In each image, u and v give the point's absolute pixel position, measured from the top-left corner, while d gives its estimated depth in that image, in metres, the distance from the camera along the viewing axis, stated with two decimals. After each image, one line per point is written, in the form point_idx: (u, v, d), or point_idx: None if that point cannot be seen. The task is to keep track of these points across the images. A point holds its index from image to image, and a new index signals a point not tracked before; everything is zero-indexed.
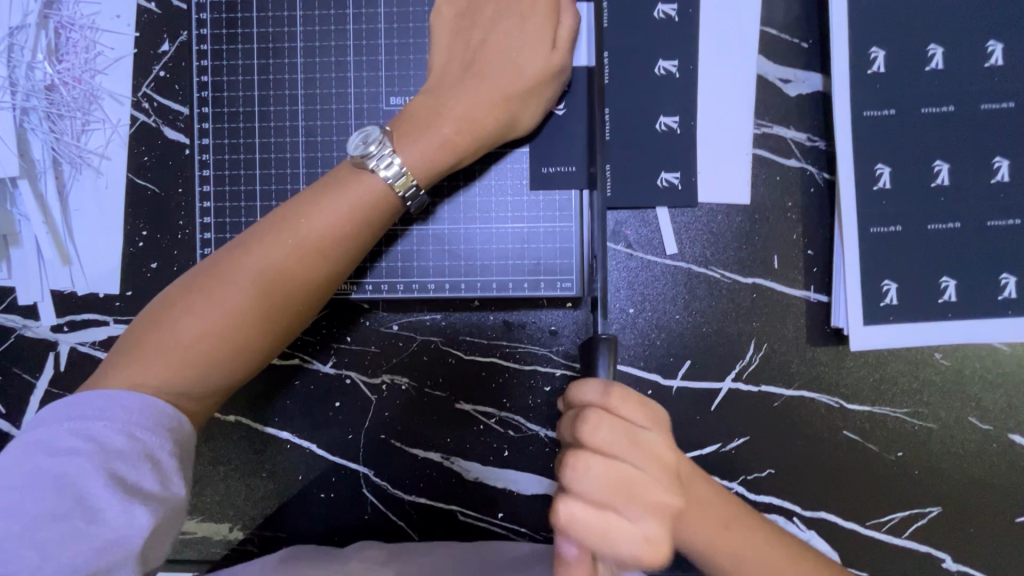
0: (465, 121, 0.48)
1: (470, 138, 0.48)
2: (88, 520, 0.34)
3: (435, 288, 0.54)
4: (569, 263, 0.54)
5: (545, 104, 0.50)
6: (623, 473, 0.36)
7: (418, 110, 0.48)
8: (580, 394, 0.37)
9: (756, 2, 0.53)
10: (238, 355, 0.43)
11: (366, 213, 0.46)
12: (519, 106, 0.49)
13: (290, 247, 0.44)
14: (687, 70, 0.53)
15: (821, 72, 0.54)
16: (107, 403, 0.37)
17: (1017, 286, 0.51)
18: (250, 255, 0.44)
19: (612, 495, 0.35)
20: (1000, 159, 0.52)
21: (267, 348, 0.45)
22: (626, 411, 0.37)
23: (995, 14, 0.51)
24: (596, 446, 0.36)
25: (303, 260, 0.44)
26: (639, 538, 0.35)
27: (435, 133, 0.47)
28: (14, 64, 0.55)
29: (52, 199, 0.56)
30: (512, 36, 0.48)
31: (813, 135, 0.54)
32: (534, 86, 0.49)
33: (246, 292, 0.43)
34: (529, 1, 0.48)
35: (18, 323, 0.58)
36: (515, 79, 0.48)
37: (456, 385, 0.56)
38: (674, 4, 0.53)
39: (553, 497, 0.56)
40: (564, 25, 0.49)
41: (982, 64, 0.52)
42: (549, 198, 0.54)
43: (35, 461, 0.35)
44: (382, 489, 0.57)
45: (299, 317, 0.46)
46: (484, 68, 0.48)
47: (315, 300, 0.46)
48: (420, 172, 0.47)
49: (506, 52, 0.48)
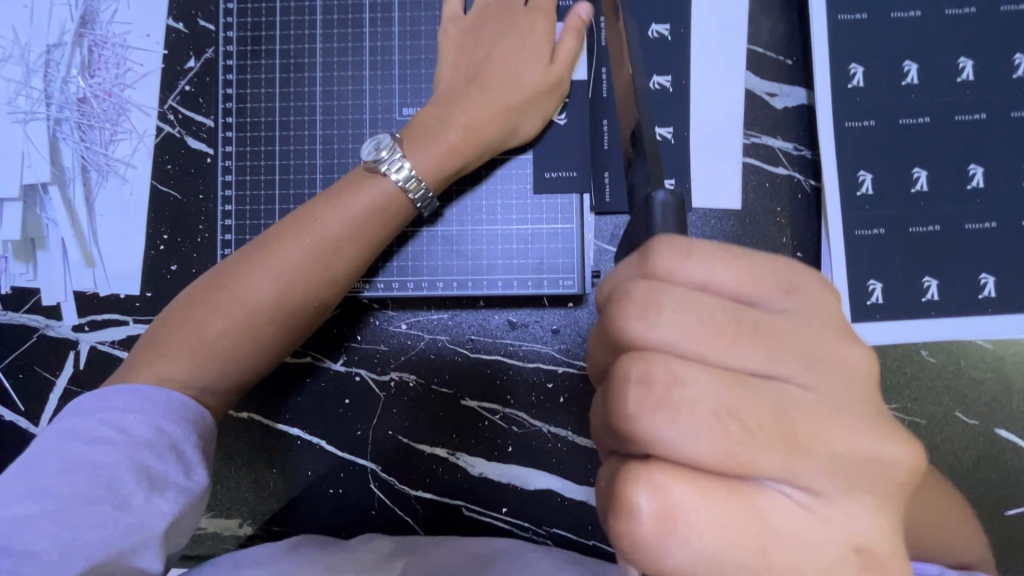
0: (468, 127, 0.51)
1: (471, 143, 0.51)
2: (116, 504, 0.35)
3: (443, 287, 0.57)
4: (571, 264, 0.56)
5: (544, 114, 0.54)
6: (742, 392, 0.25)
7: (426, 118, 0.51)
8: (624, 275, 0.28)
9: (743, 23, 0.57)
10: (258, 348, 0.46)
11: (384, 220, 0.49)
12: (520, 115, 0.53)
13: (313, 248, 0.47)
14: (680, 84, 0.57)
15: (805, 86, 0.57)
16: (138, 397, 0.40)
17: (996, 285, 0.54)
18: (280, 253, 0.47)
19: (738, 434, 0.24)
20: (974, 166, 0.55)
21: (286, 345, 0.48)
22: (710, 278, 0.27)
23: (964, 34, 0.55)
24: (672, 348, 0.26)
25: (325, 263, 0.47)
26: (835, 536, 0.25)
27: (442, 139, 0.50)
28: (49, 79, 0.59)
29: (79, 205, 0.59)
30: (514, 52, 0.53)
31: (799, 144, 0.57)
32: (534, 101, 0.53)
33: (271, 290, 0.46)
34: (529, 22, 0.54)
35: (41, 323, 0.60)
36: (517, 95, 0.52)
37: (462, 382, 0.58)
38: (667, 24, 0.58)
39: (556, 492, 0.57)
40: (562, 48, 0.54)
41: (954, 79, 0.55)
42: (552, 202, 0.57)
43: (67, 448, 0.36)
44: (389, 485, 0.58)
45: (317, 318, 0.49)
46: (488, 79, 0.52)
47: (331, 295, 0.49)
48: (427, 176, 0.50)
49: (507, 70, 0.52)
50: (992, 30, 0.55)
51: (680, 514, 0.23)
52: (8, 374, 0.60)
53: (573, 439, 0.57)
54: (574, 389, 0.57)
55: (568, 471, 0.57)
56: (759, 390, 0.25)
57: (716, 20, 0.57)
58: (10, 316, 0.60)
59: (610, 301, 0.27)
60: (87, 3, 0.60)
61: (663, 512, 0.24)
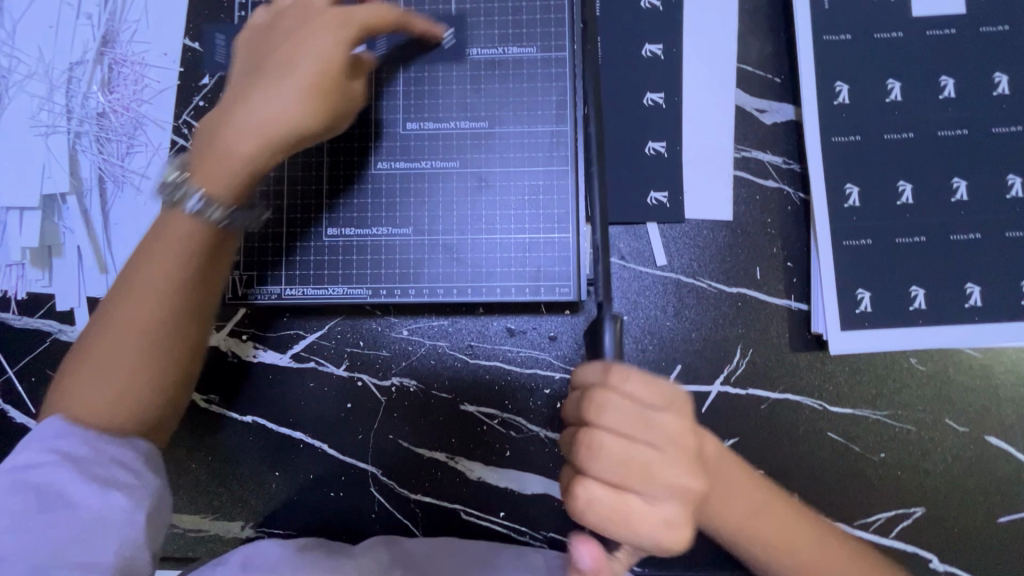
0: (263, 145, 0.46)
1: (255, 157, 0.46)
2: (73, 509, 0.38)
3: (443, 293, 0.59)
4: (567, 271, 0.58)
5: (332, 109, 0.48)
6: (637, 451, 0.40)
7: (219, 128, 0.47)
8: (584, 375, 0.42)
9: (733, 43, 0.60)
10: (137, 380, 0.43)
11: (217, 233, 0.45)
12: (315, 114, 0.47)
13: (132, 296, 0.44)
14: (673, 101, 0.60)
15: (793, 103, 0.60)
16: (60, 428, 0.41)
17: (982, 295, 0.56)
18: (116, 307, 0.44)
19: (628, 473, 0.40)
20: (958, 180, 0.57)
21: (167, 385, 0.44)
22: (629, 387, 0.41)
23: (945, 54, 0.58)
24: (607, 427, 0.41)
25: (165, 292, 0.44)
26: (659, 520, 0.40)
27: (234, 152, 0.46)
28: (71, 95, 0.62)
29: (95, 214, 0.62)
30: (306, 45, 0.48)
31: (788, 158, 0.59)
32: (281, 103, 0.46)
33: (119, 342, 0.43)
34: (309, 17, 0.49)
35: (54, 328, 0.62)
36: (325, 93, 0.47)
37: (461, 387, 0.60)
38: (660, 44, 0.60)
39: (553, 496, 0.58)
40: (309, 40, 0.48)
41: (937, 96, 0.58)
42: (549, 213, 0.59)
43: (13, 476, 0.39)
44: (389, 488, 0.59)
45: (191, 344, 0.45)
46: (279, 75, 0.47)
47: (194, 306, 0.45)
48: (224, 195, 0.45)
49: (278, 74, 0.47)
50: (972, 50, 0.58)
51: (594, 503, 0.40)
52: (21, 377, 0.62)
53: None
54: None
55: None
56: (644, 451, 0.40)
57: (707, 40, 0.60)
58: (25, 320, 0.62)
59: (573, 382, 0.44)
60: (108, 23, 0.63)
61: (587, 499, 0.40)
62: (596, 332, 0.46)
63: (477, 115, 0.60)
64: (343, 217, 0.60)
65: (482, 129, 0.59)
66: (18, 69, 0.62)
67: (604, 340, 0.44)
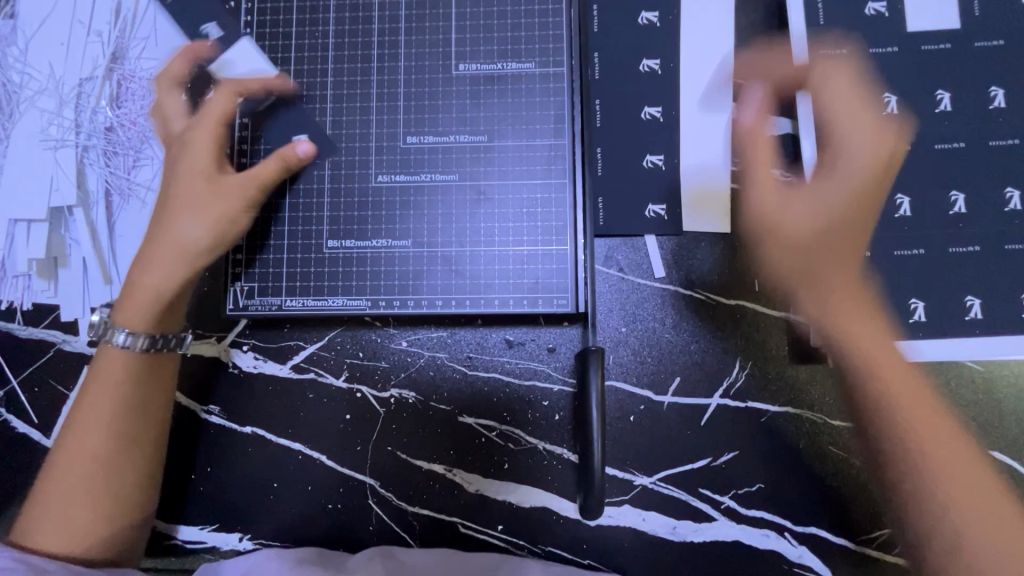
0: (171, 282, 0.54)
1: (178, 283, 0.54)
2: None
3: (441, 305, 0.59)
4: (565, 283, 0.58)
5: (216, 215, 0.54)
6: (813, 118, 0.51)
7: (132, 271, 0.54)
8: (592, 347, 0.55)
9: (730, 58, 0.61)
10: (114, 502, 0.51)
11: (140, 361, 0.53)
12: (185, 224, 0.54)
13: (89, 426, 0.51)
14: (671, 115, 0.60)
15: (790, 117, 0.60)
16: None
17: (981, 307, 0.56)
18: (72, 438, 0.51)
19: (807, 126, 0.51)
20: (955, 194, 0.57)
21: (130, 498, 0.52)
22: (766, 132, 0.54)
23: (941, 69, 0.58)
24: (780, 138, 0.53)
25: (113, 418, 0.51)
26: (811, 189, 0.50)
27: (146, 290, 0.54)
28: (80, 110, 0.63)
29: (101, 226, 0.63)
30: (177, 167, 0.55)
31: (786, 171, 0.60)
32: (203, 224, 0.54)
33: (82, 469, 0.50)
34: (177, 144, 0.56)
35: (59, 338, 0.63)
36: (221, 208, 0.54)
37: (459, 399, 0.60)
38: (658, 59, 0.61)
39: (552, 509, 0.58)
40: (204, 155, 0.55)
41: (933, 110, 0.58)
42: (547, 225, 0.59)
43: None
44: (388, 500, 0.59)
45: (143, 460, 0.53)
46: (169, 203, 0.54)
47: (150, 426, 0.53)
48: (155, 329, 0.54)
49: (185, 192, 0.54)
50: (966, 65, 0.58)
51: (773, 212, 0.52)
52: (24, 387, 0.62)
53: (568, 457, 0.58)
54: (570, 406, 0.59)
55: (564, 489, 0.58)
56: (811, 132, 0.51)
57: (704, 55, 0.61)
58: (30, 330, 0.63)
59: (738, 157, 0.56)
60: (118, 40, 0.64)
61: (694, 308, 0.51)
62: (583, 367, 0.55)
63: (476, 130, 0.60)
64: (344, 229, 0.60)
65: (481, 143, 0.60)
66: (30, 85, 0.63)
67: (589, 377, 0.54)
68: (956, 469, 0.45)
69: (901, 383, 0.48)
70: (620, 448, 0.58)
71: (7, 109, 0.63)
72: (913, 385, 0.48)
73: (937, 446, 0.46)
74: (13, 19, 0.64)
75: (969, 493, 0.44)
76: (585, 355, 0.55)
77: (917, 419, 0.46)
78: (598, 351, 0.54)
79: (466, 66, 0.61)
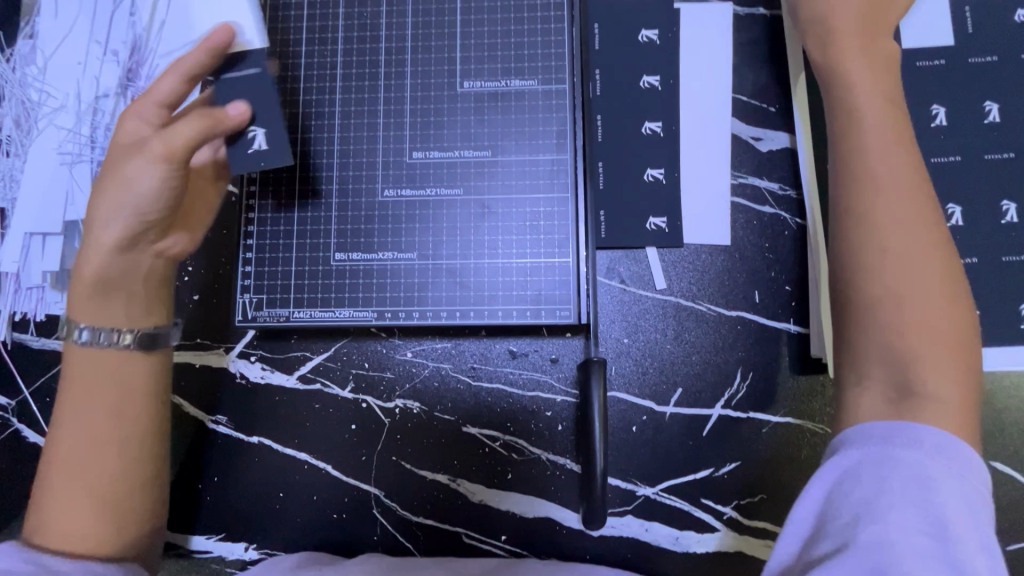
0: (99, 269, 0.50)
1: (103, 264, 0.50)
2: None
3: (446, 316, 0.60)
4: (568, 295, 0.59)
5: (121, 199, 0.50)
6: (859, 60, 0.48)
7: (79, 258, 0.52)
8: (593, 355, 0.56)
9: (728, 74, 0.62)
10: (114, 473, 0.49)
11: (104, 352, 0.51)
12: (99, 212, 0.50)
13: (68, 422, 0.50)
14: (671, 130, 0.61)
15: (788, 131, 0.61)
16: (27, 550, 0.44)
17: (981, 318, 0.57)
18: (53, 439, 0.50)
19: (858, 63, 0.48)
20: (953, 206, 0.58)
21: (132, 496, 0.50)
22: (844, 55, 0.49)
23: (937, 84, 0.59)
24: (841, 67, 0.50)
25: (91, 392, 0.50)
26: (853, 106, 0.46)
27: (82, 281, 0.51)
28: (95, 126, 0.65)
29: None
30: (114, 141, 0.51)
31: (784, 184, 0.61)
32: (117, 209, 0.49)
33: (64, 469, 0.48)
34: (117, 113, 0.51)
35: None
36: (130, 180, 0.49)
37: (463, 410, 0.60)
38: (658, 76, 0.62)
39: (555, 520, 0.58)
40: (127, 133, 0.51)
41: (929, 124, 0.59)
42: (549, 237, 0.60)
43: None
44: (392, 510, 0.60)
45: (147, 450, 0.51)
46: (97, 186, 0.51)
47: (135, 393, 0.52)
48: (100, 320, 0.51)
49: (107, 175, 0.50)
50: (961, 81, 0.59)
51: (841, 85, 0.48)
52: (36, 397, 0.63)
53: (571, 467, 0.59)
54: (573, 417, 0.59)
55: (567, 500, 0.59)
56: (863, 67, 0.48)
57: (703, 72, 0.62)
58: (43, 341, 0.64)
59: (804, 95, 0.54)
60: (132, 59, 0.66)
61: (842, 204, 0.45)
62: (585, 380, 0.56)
63: (480, 145, 0.62)
64: (350, 242, 0.62)
65: (485, 157, 0.62)
66: (48, 103, 0.65)
67: (592, 389, 0.54)
68: (927, 291, 0.40)
69: (914, 218, 0.41)
70: (623, 459, 0.58)
71: (25, 126, 0.65)
72: (944, 255, 0.41)
73: (932, 307, 0.39)
74: (33, 39, 0.66)
75: (951, 403, 0.37)
76: (588, 367, 0.55)
77: (928, 262, 0.40)
78: (600, 362, 0.55)
79: (470, 83, 0.63)
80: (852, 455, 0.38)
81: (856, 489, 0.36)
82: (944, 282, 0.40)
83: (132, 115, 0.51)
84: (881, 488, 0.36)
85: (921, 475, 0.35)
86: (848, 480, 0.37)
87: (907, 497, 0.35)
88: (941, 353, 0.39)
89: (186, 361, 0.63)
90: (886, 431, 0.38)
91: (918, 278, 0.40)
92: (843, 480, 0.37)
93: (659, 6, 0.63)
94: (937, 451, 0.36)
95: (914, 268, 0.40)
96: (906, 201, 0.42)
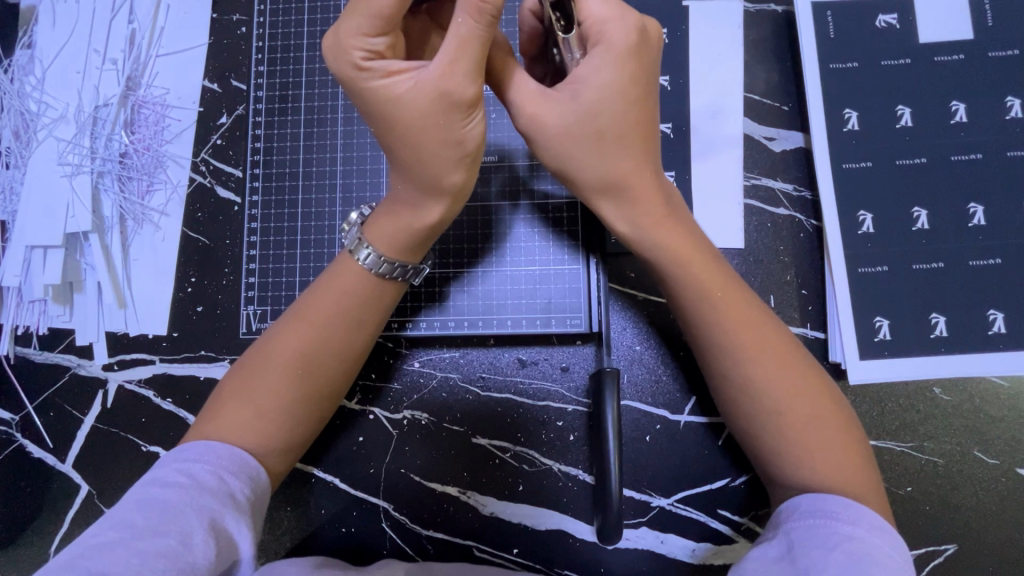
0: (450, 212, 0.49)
1: (448, 212, 0.49)
2: (179, 539, 0.38)
3: (454, 326, 0.60)
4: (578, 303, 0.59)
5: (465, 165, 0.45)
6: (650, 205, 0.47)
7: (397, 214, 0.49)
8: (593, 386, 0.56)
9: (741, 72, 0.60)
10: (321, 402, 0.50)
11: (379, 280, 0.51)
12: (440, 167, 0.44)
13: (304, 327, 0.50)
14: (682, 131, 0.59)
15: (801, 130, 0.60)
16: (206, 449, 0.44)
17: (1005, 321, 0.55)
18: (276, 343, 0.50)
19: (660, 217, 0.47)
20: (975, 206, 0.56)
21: (315, 403, 0.50)
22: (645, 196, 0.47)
23: (956, 80, 0.58)
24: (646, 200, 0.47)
25: (336, 322, 0.50)
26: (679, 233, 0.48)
27: (407, 228, 0.49)
28: (95, 136, 0.64)
29: (115, 250, 0.63)
30: (412, 112, 0.42)
31: (799, 186, 0.59)
32: (451, 163, 0.44)
33: (295, 373, 0.49)
34: (403, 86, 0.42)
35: (73, 362, 0.63)
36: (461, 140, 0.43)
37: (473, 421, 0.59)
38: (666, 76, 0.60)
39: (567, 532, 0.57)
40: (406, 94, 0.42)
41: (948, 121, 0.57)
42: (559, 244, 0.60)
43: (150, 493, 0.40)
44: (401, 523, 0.59)
45: (341, 385, 0.52)
46: (426, 153, 0.44)
47: (366, 338, 0.52)
48: (399, 254, 0.51)
49: (426, 138, 0.43)
50: (982, 75, 0.57)
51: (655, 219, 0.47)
52: (39, 412, 0.62)
53: (584, 478, 0.57)
54: (584, 426, 0.58)
55: (580, 512, 0.57)
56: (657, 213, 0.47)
57: (714, 68, 0.60)
58: (45, 355, 0.63)
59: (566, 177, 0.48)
60: (132, 67, 0.65)
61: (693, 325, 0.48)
62: (597, 390, 0.54)
63: (487, 151, 0.61)
64: None
65: (490, 162, 0.61)
66: (47, 113, 0.64)
67: (604, 397, 0.53)
68: (795, 409, 0.44)
69: (767, 357, 0.45)
70: (636, 470, 0.57)
71: (25, 137, 0.64)
72: (813, 377, 0.46)
73: (808, 419, 0.44)
74: (31, 49, 0.65)
75: (838, 483, 0.42)
76: (600, 374, 0.54)
77: (787, 399, 0.44)
78: (612, 368, 0.54)
79: None
80: (796, 527, 0.40)
81: (802, 553, 0.37)
82: (830, 412, 0.45)
83: (395, 74, 0.42)
84: (822, 554, 0.37)
85: (858, 549, 0.37)
86: (796, 547, 0.38)
87: (850, 567, 0.36)
88: (833, 448, 0.43)
89: (191, 373, 0.62)
90: (829, 505, 0.40)
91: (774, 405, 0.45)
92: (789, 548, 0.38)
93: (665, 3, 0.61)
94: (871, 531, 0.38)
95: (770, 405, 0.45)
96: (762, 359, 0.45)
